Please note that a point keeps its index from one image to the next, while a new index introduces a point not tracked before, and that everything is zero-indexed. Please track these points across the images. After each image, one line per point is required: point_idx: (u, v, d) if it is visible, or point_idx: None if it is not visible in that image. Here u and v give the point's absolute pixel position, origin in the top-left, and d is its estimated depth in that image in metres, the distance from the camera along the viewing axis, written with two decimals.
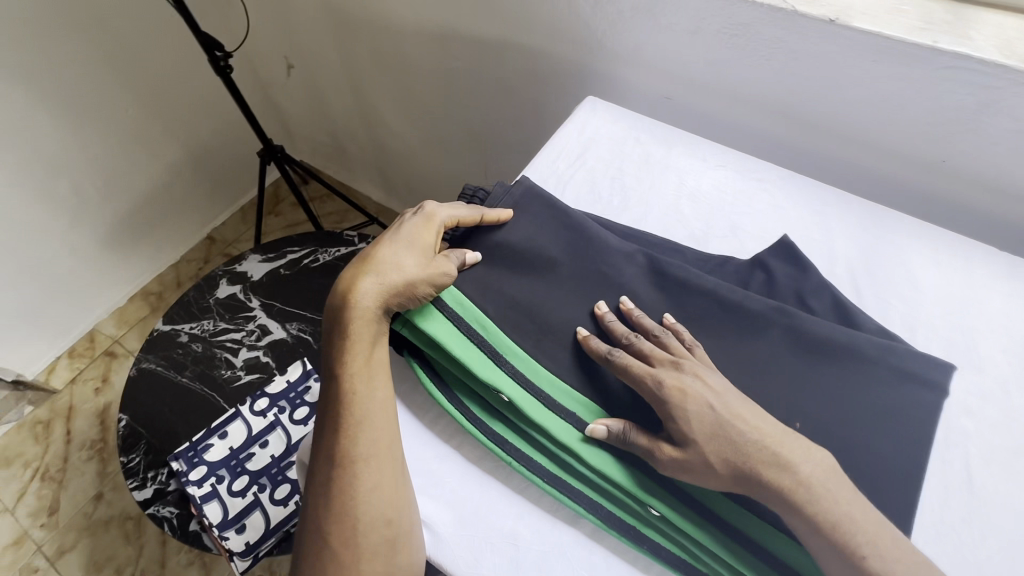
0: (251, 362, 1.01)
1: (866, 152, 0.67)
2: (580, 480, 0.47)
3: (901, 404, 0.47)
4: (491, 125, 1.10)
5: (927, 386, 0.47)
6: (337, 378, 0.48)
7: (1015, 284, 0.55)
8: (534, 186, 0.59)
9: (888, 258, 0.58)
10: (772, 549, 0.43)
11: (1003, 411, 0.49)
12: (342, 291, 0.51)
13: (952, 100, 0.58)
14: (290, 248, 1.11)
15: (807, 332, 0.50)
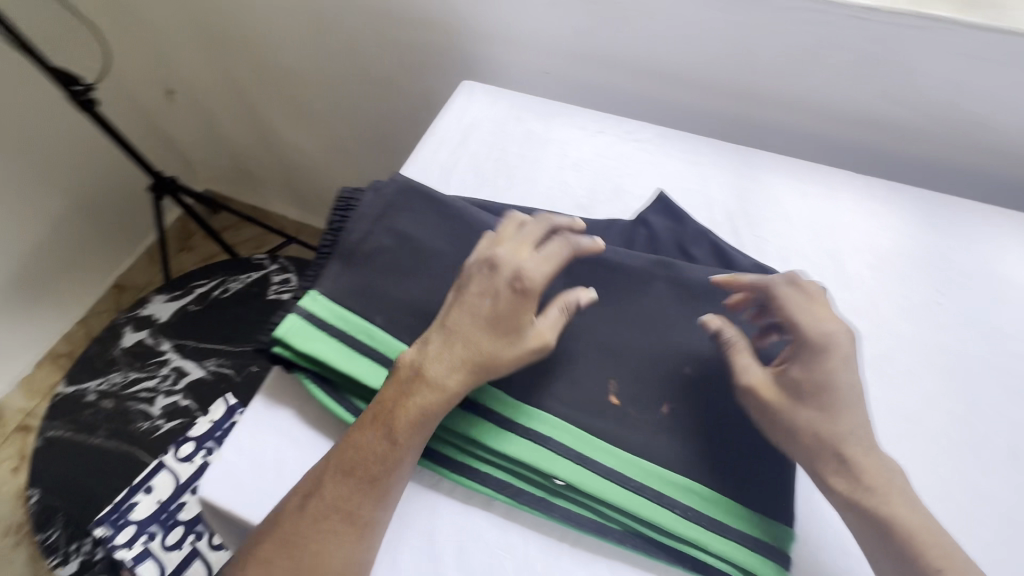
0: (170, 408, 0.95)
1: (733, 100, 0.69)
2: (488, 464, 0.46)
3: None
4: (387, 124, 1.08)
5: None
6: (392, 447, 0.43)
7: (872, 203, 0.59)
8: (411, 182, 0.58)
9: (762, 197, 0.61)
10: (683, 495, 0.43)
11: (873, 323, 0.52)
12: (436, 363, 0.45)
13: (795, 39, 0.60)
14: (197, 282, 1.06)
15: (686, 280, 0.52)
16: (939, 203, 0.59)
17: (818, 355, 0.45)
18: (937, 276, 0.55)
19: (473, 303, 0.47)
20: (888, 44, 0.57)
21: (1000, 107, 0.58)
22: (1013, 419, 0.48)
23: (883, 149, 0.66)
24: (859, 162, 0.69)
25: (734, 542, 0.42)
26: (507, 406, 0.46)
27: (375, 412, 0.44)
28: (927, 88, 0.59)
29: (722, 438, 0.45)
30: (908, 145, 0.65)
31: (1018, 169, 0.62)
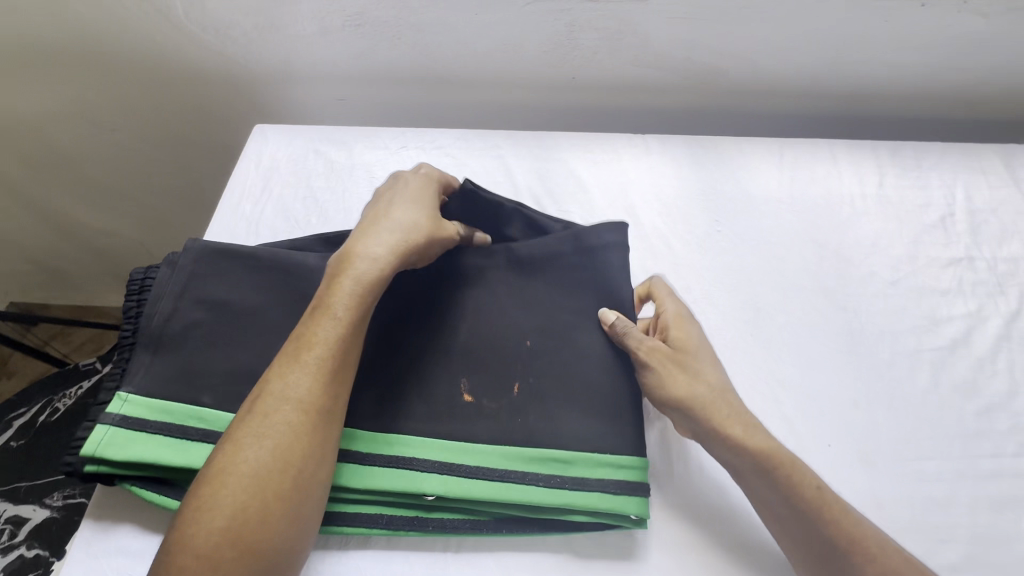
0: (14, 567, 0.76)
1: (520, 86, 0.74)
2: (352, 506, 0.45)
3: (611, 276, 0.52)
4: (200, 185, 1.00)
5: (614, 249, 0.53)
6: (337, 326, 0.43)
7: (651, 157, 0.67)
8: (211, 244, 0.55)
9: (561, 173, 0.66)
10: (542, 466, 0.45)
11: (672, 261, 0.59)
12: (373, 244, 0.46)
13: (546, 27, 0.67)
14: (14, 413, 0.90)
15: (513, 253, 0.53)
16: (703, 147, 0.68)
17: (679, 321, 0.51)
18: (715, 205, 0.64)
19: (394, 201, 0.50)
20: (622, 19, 0.65)
21: (720, 53, 0.69)
22: (790, 310, 0.57)
23: (654, 106, 0.76)
24: (641, 118, 0.78)
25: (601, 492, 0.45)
26: (360, 441, 0.45)
27: (316, 303, 0.44)
28: (663, 49, 0.69)
29: (572, 399, 0.48)
30: (670, 98, 0.75)
31: (754, 99, 0.75)
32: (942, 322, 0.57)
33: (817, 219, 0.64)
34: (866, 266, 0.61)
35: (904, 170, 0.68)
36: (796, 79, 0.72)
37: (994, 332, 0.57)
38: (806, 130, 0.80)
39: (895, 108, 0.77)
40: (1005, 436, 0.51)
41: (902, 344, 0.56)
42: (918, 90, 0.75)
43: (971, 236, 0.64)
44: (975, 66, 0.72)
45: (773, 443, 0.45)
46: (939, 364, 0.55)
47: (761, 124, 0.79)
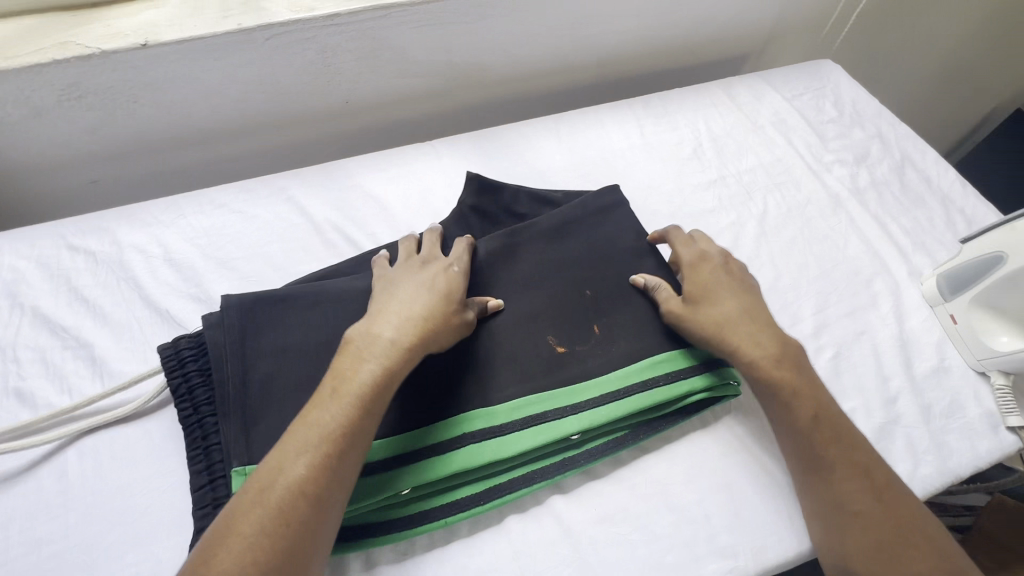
0: None
1: (392, 104, 0.89)
2: (511, 477, 0.55)
3: (618, 227, 0.73)
4: None
5: (620, 204, 0.75)
6: (356, 415, 0.49)
7: (436, 203, 0.77)
8: (254, 296, 0.59)
9: (418, 194, 0.78)
10: (654, 369, 0.60)
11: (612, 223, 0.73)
12: (386, 330, 0.54)
13: (302, 55, 0.77)
14: None
15: (548, 229, 0.71)
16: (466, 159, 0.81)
17: (696, 262, 0.66)
18: (525, 178, 0.80)
19: (412, 288, 0.59)
20: (373, 34, 0.78)
21: (447, 50, 0.84)
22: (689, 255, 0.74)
23: (447, 103, 0.92)
24: (469, 108, 0.95)
25: (709, 370, 0.61)
26: (500, 415, 0.56)
27: (330, 391, 0.50)
28: (401, 53, 0.82)
29: (639, 314, 0.65)
30: (505, 85, 0.94)
31: (542, 79, 0.95)
32: (714, 234, 0.76)
33: (685, 169, 0.83)
34: (704, 201, 0.79)
35: (715, 131, 0.89)
36: (556, 58, 0.93)
37: (816, 231, 0.77)
38: (592, 98, 1.04)
39: (624, 66, 1.00)
40: (850, 297, 0.71)
41: (758, 249, 0.74)
42: (650, 47, 0.99)
43: (802, 165, 0.85)
44: (676, 15, 0.94)
45: (793, 376, 0.57)
46: (782, 253, 0.74)
47: (487, 132, 0.85)
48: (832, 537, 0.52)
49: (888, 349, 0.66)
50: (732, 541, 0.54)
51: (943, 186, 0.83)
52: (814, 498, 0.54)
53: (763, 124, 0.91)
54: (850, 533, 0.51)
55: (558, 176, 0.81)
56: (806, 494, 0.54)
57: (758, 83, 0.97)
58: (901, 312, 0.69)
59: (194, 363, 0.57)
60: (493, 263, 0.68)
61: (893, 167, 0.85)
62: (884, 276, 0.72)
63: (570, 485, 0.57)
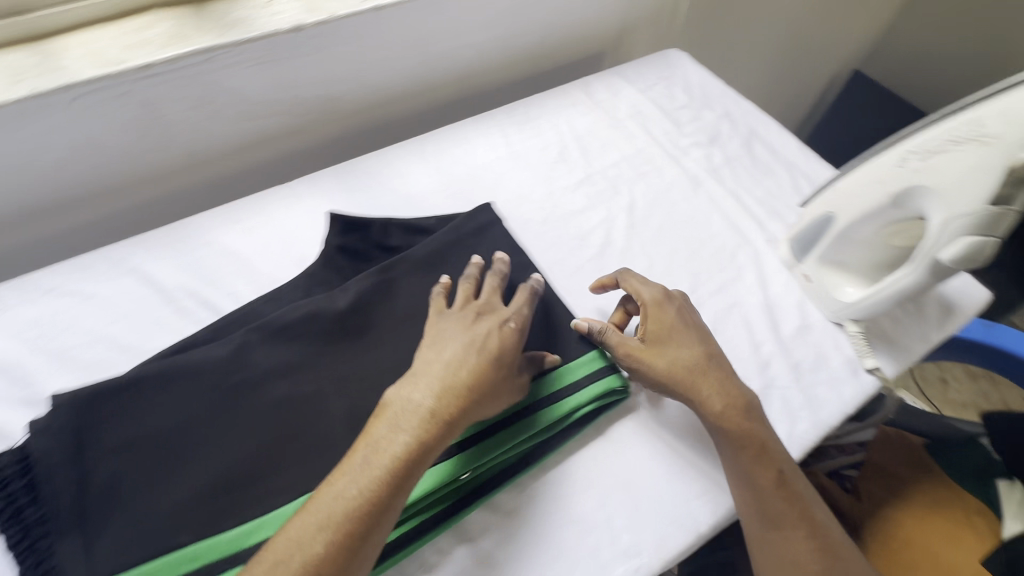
0: None
1: (244, 148, 0.84)
2: (402, 534, 0.51)
3: (495, 247, 0.72)
4: None
5: (494, 223, 0.75)
6: (387, 491, 0.47)
7: (302, 247, 0.72)
8: (88, 390, 0.53)
9: (280, 240, 0.73)
10: (542, 388, 0.59)
11: (486, 241, 0.72)
12: (425, 397, 0.51)
13: (121, 112, 0.70)
14: None
15: (420, 260, 0.69)
16: (328, 197, 0.77)
17: (657, 305, 0.64)
18: (394, 206, 0.77)
19: (456, 347, 0.55)
20: (200, 80, 0.72)
21: (291, 86, 0.80)
22: (567, 259, 0.74)
23: (305, 138, 0.88)
24: (331, 141, 0.91)
25: (596, 379, 0.61)
26: None
27: (363, 460, 0.48)
28: (238, 95, 0.77)
29: None
30: (364, 112, 0.91)
31: (403, 100, 0.94)
32: (588, 234, 0.77)
33: (553, 173, 0.84)
34: (576, 202, 0.80)
35: (578, 131, 0.91)
36: (412, 77, 0.91)
37: (681, 215, 0.80)
38: (460, 112, 1.03)
39: (485, 77, 1.00)
40: (719, 273, 0.74)
41: (630, 242, 0.76)
42: (506, 56, 0.99)
43: (662, 152, 0.88)
44: (525, 22, 0.95)
45: (761, 433, 0.58)
46: (653, 242, 0.77)
47: (350, 164, 0.83)
48: None
49: (756, 318, 0.70)
50: (634, 539, 0.54)
51: (788, 153, 0.90)
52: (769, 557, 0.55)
53: (622, 118, 0.94)
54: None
55: (428, 198, 0.79)
56: (761, 549, 0.55)
57: (613, 79, 1.00)
58: (764, 279, 0.73)
59: (19, 480, 0.49)
60: (365, 302, 0.65)
61: (743, 143, 0.91)
62: (745, 248, 0.77)
63: (471, 521, 0.55)
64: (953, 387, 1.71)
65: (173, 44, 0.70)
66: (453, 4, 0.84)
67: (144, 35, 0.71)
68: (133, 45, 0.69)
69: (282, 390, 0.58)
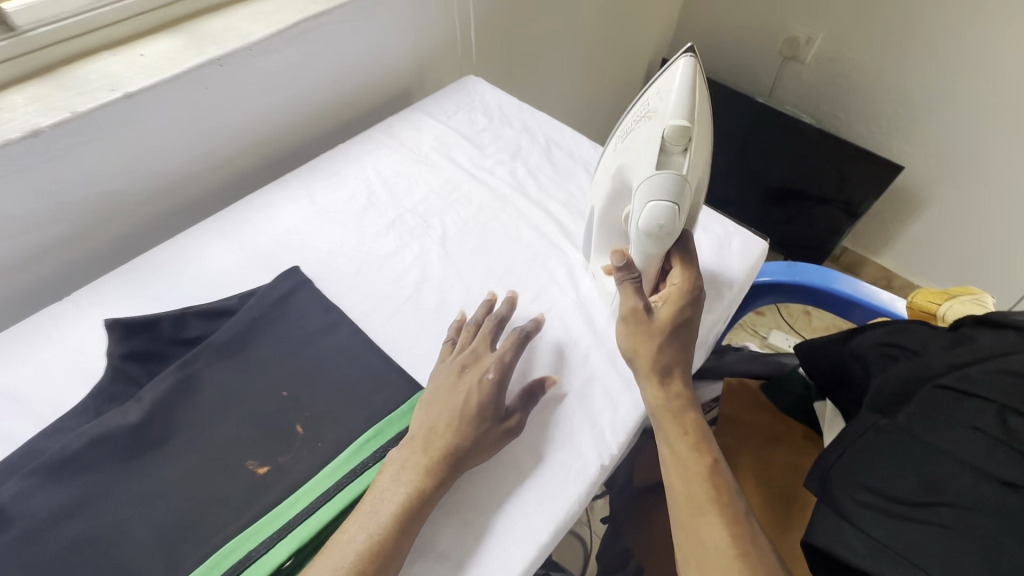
0: None
1: (12, 271, 0.75)
2: None
3: (304, 311, 0.71)
4: None
5: (301, 286, 0.73)
6: (397, 530, 0.52)
7: (88, 363, 0.66)
8: None
9: (63, 362, 0.66)
10: (364, 449, 0.59)
11: (296, 308, 0.71)
12: (422, 454, 0.56)
13: None
14: None
15: (223, 344, 0.66)
16: (114, 303, 0.72)
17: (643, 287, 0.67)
18: (195, 292, 0.73)
19: (440, 394, 0.61)
20: None
21: (50, 194, 0.74)
22: (386, 305, 0.74)
23: (88, 243, 0.81)
24: (124, 239, 0.85)
25: None
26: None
27: (372, 509, 0.53)
28: None
29: (343, 392, 0.64)
30: (154, 201, 0.86)
31: (198, 179, 0.89)
32: (404, 275, 0.77)
33: (363, 221, 0.84)
34: (389, 246, 0.81)
35: (385, 173, 0.91)
36: (201, 156, 0.87)
37: (494, 234, 0.83)
38: (270, 177, 1.00)
39: (287, 138, 0.98)
40: (533, 282, 0.77)
41: (446, 273, 0.78)
42: (304, 114, 0.98)
43: (468, 178, 0.91)
44: (313, 80, 0.95)
45: (694, 421, 0.62)
46: (469, 267, 0.78)
47: (139, 260, 0.77)
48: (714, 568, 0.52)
49: (571, 317, 0.73)
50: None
51: (584, 154, 0.96)
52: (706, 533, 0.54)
53: (427, 152, 0.96)
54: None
55: (232, 276, 0.76)
56: (698, 527, 0.54)
57: (415, 115, 1.03)
58: (574, 278, 0.78)
59: None
60: (162, 407, 0.61)
61: (543, 152, 0.96)
62: (555, 253, 0.81)
63: None
64: (815, 316, 1.91)
65: None
66: (220, 76, 0.82)
67: None
68: None
69: (70, 532, 0.52)
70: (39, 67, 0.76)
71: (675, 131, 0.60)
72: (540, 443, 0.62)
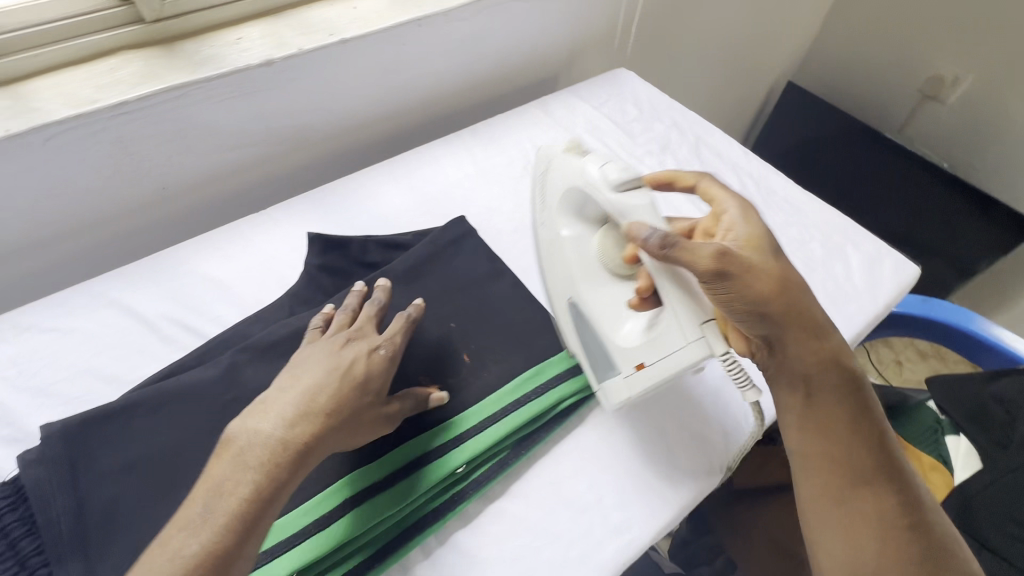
0: None
1: (217, 179, 0.85)
2: (404, 527, 0.55)
3: (470, 256, 0.76)
4: None
5: (468, 233, 0.78)
6: (246, 523, 0.45)
7: (284, 267, 0.75)
8: (74, 423, 0.53)
9: (261, 264, 0.75)
10: (527, 386, 0.64)
11: (463, 252, 0.76)
12: (275, 428, 0.49)
13: (97, 152, 0.72)
14: None
15: (400, 271, 0.72)
16: (304, 222, 0.80)
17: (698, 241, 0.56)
18: (371, 225, 0.81)
19: (317, 366, 0.54)
20: (172, 116, 0.74)
21: (262, 118, 0.83)
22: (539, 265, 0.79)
23: (278, 167, 0.91)
24: (302, 169, 0.94)
25: (574, 378, 0.66)
26: (388, 466, 0.56)
27: (221, 481, 0.46)
28: (210, 129, 0.79)
29: (504, 334, 0.69)
30: (333, 139, 0.94)
31: (372, 126, 0.97)
32: None
33: (519, 187, 0.90)
34: None
35: (540, 146, 0.97)
36: (381, 104, 0.95)
37: None
38: (426, 136, 1.08)
39: (450, 102, 1.06)
40: None
41: None
42: (470, 81, 1.05)
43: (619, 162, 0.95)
44: (486, 50, 1.02)
45: (836, 375, 0.57)
46: None
47: (324, 189, 0.85)
48: (882, 551, 0.51)
49: None
50: (625, 515, 0.58)
51: (732, 157, 0.98)
52: (865, 509, 0.53)
53: (580, 133, 1.00)
54: (894, 549, 0.51)
55: (402, 217, 0.83)
56: (854, 502, 0.53)
57: (568, 97, 1.07)
58: None
59: (12, 513, 0.49)
60: None
61: (692, 149, 0.99)
62: None
63: (470, 510, 0.58)
64: (906, 367, 1.83)
65: (144, 83, 0.72)
66: (416, 35, 0.89)
67: (118, 74, 0.72)
68: (105, 84, 0.71)
69: None
70: (273, 6, 0.85)
71: (571, 144, 0.73)
72: (685, 412, 0.67)
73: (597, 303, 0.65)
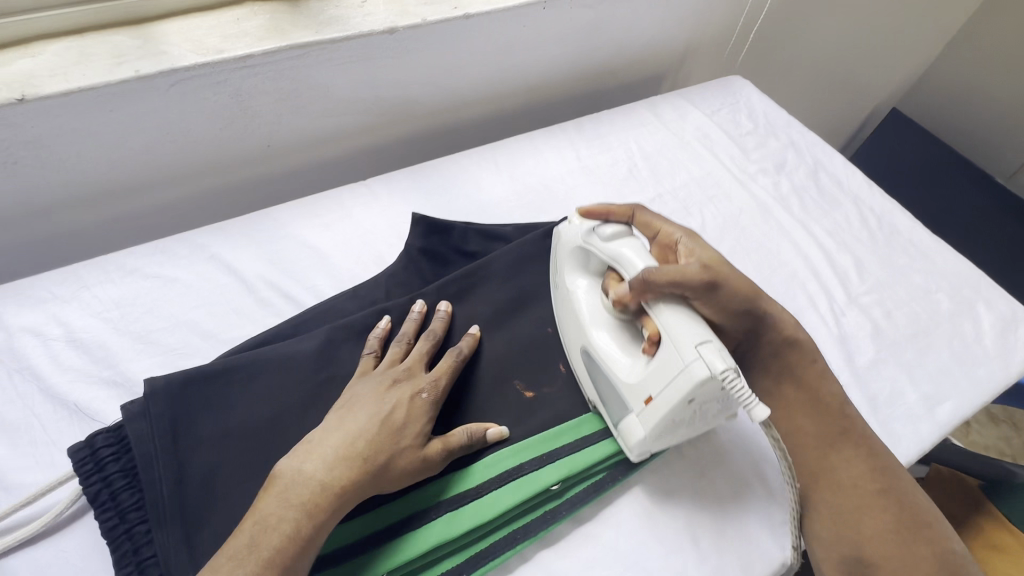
0: None
1: (320, 143, 0.84)
2: (495, 538, 0.52)
3: None
4: None
5: None
6: (288, 560, 0.43)
7: (382, 244, 0.73)
8: (177, 380, 0.52)
9: (360, 238, 0.73)
10: None
11: None
12: (318, 468, 0.47)
13: (214, 103, 0.71)
14: None
15: (503, 265, 0.68)
16: (403, 199, 0.78)
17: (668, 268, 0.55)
18: (470, 212, 0.78)
19: (359, 409, 0.51)
20: (290, 74, 0.73)
21: (373, 85, 0.80)
22: None
23: (378, 138, 0.89)
24: (401, 142, 0.92)
25: None
26: (482, 472, 0.53)
27: (272, 510, 0.45)
28: (323, 91, 0.77)
29: None
30: (436, 116, 0.91)
31: (476, 106, 0.94)
32: None
33: (623, 191, 0.85)
34: None
35: (647, 148, 0.92)
36: (489, 85, 0.92)
37: (753, 241, 0.81)
38: (525, 123, 1.04)
39: (556, 91, 1.01)
40: (791, 301, 0.75)
41: None
42: (579, 71, 1.00)
43: (730, 176, 0.89)
44: (602, 40, 0.97)
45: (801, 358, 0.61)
46: None
47: (424, 166, 0.83)
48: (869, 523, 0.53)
49: (831, 348, 0.70)
50: (720, 563, 0.54)
51: (853, 187, 0.91)
52: (840, 475, 0.56)
53: (689, 140, 0.94)
54: (875, 518, 0.53)
55: (502, 207, 0.80)
56: (830, 471, 0.56)
57: (679, 101, 1.01)
58: (836, 312, 0.74)
59: (118, 463, 0.49)
60: None
61: (809, 172, 0.92)
62: (815, 280, 0.77)
63: (557, 531, 0.55)
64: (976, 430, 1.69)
65: (269, 38, 0.70)
66: (539, 17, 0.85)
67: (244, 24, 0.71)
68: (232, 34, 0.69)
69: None
70: None
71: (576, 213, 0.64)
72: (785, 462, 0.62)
73: (607, 343, 0.57)
